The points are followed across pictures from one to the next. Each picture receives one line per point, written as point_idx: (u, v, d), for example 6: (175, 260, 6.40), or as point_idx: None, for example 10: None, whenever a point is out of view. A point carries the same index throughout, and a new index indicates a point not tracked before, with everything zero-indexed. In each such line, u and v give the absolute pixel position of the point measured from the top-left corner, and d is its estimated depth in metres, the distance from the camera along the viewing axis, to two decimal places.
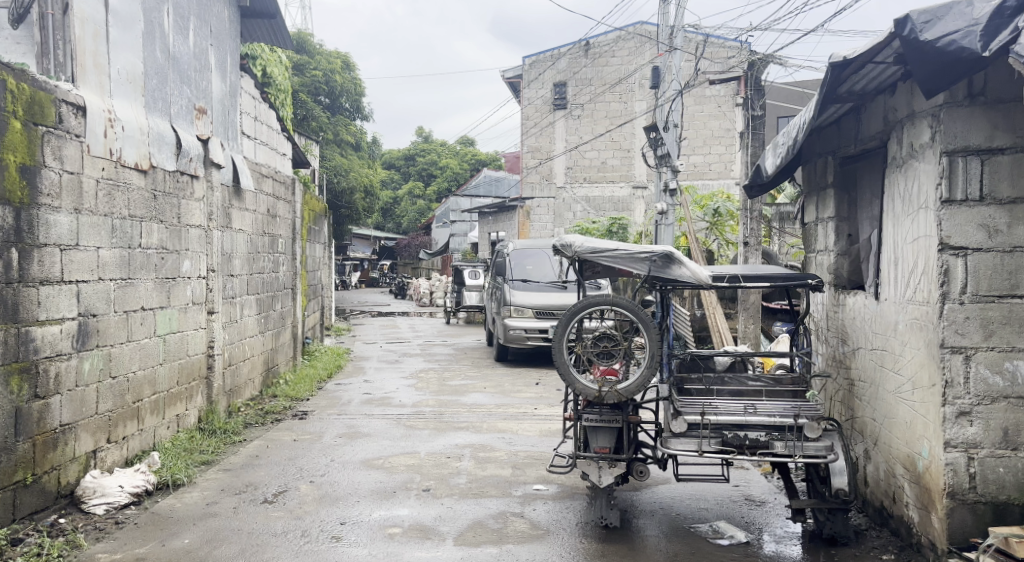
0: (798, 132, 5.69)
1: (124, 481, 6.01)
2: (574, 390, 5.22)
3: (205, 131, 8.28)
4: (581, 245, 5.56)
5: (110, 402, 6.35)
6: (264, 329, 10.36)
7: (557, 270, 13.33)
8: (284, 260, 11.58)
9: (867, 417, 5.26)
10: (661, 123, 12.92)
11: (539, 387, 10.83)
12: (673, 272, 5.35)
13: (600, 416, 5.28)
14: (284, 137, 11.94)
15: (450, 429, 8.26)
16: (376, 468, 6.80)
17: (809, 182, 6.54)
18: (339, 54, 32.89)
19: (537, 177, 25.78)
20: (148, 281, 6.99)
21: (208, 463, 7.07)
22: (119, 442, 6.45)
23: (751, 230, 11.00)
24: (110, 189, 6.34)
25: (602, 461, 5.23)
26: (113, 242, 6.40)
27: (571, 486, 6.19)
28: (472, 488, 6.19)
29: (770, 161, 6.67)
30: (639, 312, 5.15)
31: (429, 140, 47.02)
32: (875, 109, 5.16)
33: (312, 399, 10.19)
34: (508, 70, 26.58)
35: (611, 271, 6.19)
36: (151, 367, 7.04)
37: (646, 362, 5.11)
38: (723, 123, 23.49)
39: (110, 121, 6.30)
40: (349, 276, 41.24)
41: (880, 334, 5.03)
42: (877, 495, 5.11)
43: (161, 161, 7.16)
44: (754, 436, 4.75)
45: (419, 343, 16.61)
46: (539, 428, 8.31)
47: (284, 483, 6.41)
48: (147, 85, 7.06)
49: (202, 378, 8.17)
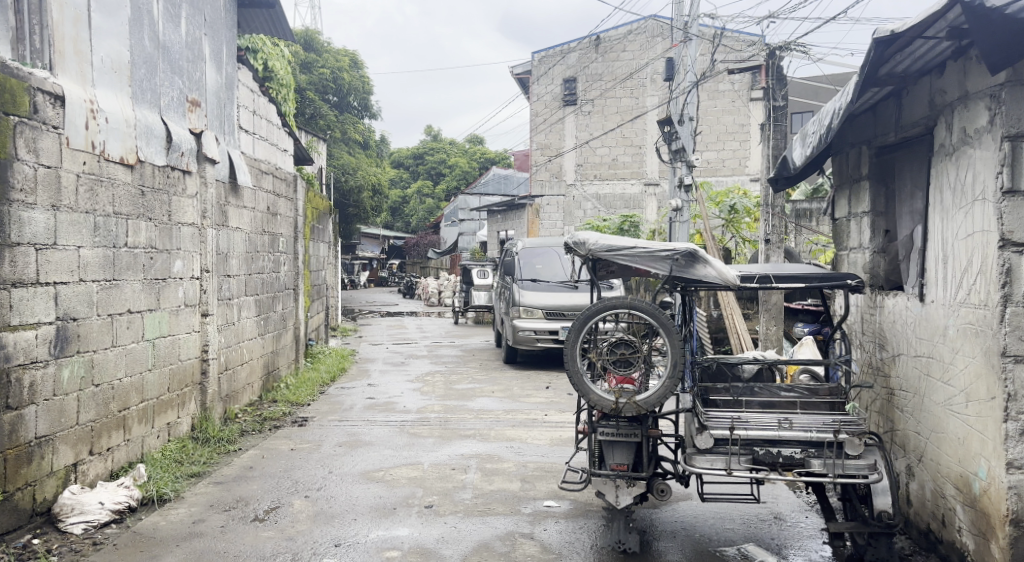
0: (832, 119, 5.27)
1: (106, 497, 5.61)
2: (588, 401, 4.78)
3: (199, 125, 7.85)
4: (595, 243, 5.11)
5: (92, 412, 5.95)
6: (264, 331, 9.98)
7: (567, 269, 12.91)
8: (285, 260, 11.19)
9: (910, 430, 4.83)
10: (675, 116, 12.44)
11: (550, 392, 10.40)
12: (698, 272, 4.92)
13: (617, 429, 4.86)
14: (285, 132, 11.39)
15: (456, 438, 7.84)
16: (376, 481, 6.38)
17: (840, 174, 6.13)
18: (347, 52, 32.54)
19: (546, 174, 25.32)
20: (134, 282, 6.58)
21: (199, 475, 6.68)
22: (103, 454, 6.06)
23: (771, 227, 10.55)
24: (92, 185, 5.93)
25: (619, 479, 4.81)
26: (96, 241, 6.00)
27: (584, 502, 5.77)
28: (478, 504, 5.77)
29: (798, 152, 6.24)
30: (659, 316, 4.70)
31: (438, 138, 46.69)
32: (920, 92, 4.71)
33: (313, 404, 9.79)
34: (517, 65, 26.25)
35: (627, 269, 5.74)
36: (138, 373, 6.64)
37: (668, 371, 4.69)
38: (737, 119, 23.03)
39: (92, 111, 5.88)
40: (357, 275, 40.87)
41: (926, 340, 4.59)
42: (923, 516, 4.67)
43: (149, 155, 6.74)
44: (789, 454, 4.34)
45: (426, 345, 16.18)
46: (549, 436, 7.88)
47: (278, 499, 6.00)
48: (134, 75, 6.60)
49: (195, 384, 7.78)
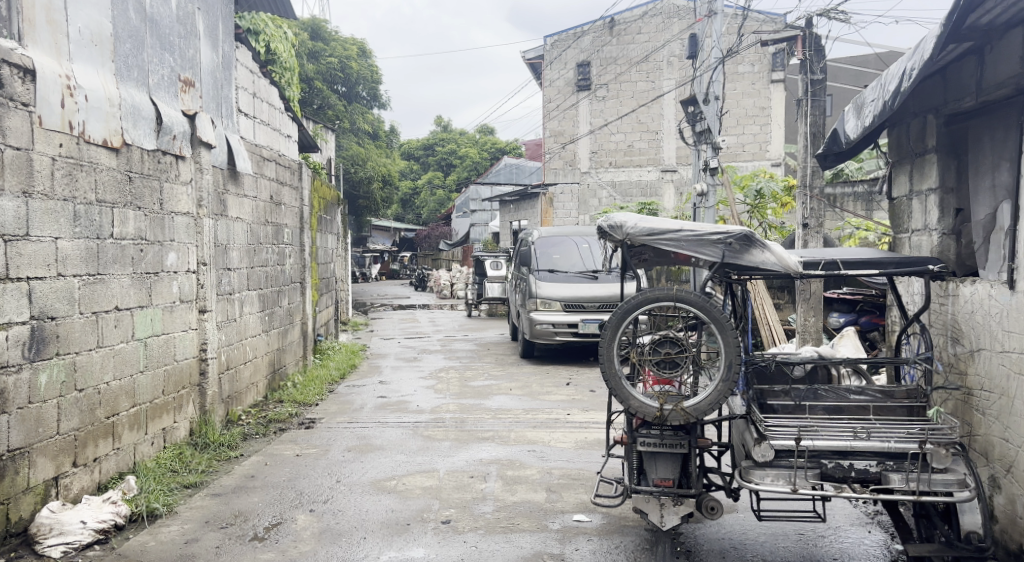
0: (899, 85, 4.83)
1: (88, 515, 5.05)
2: (627, 407, 4.24)
3: (193, 107, 7.27)
4: (634, 226, 4.56)
5: (76, 419, 5.42)
6: (268, 328, 9.44)
7: (586, 260, 12.29)
8: (291, 252, 10.64)
9: (995, 436, 4.26)
10: (701, 95, 11.78)
11: (571, 388, 9.83)
12: (755, 257, 4.41)
13: (661, 439, 4.34)
14: (289, 117, 10.75)
15: (473, 441, 7.28)
16: (387, 492, 5.82)
17: (899, 147, 5.73)
18: (355, 40, 31.88)
19: (560, 162, 24.74)
20: (122, 277, 6.03)
21: (196, 486, 6.14)
22: (89, 465, 5.53)
23: (809, 210, 9.97)
24: (70, 169, 5.39)
25: (664, 497, 4.33)
26: (77, 232, 5.46)
27: (619, 516, 5.18)
28: (501, 519, 5.22)
29: (852, 124, 5.76)
30: (710, 310, 4.16)
31: (449, 129, 46.10)
32: (1010, 45, 4.31)
33: (321, 404, 9.24)
34: (529, 50, 25.64)
35: (663, 256, 5.14)
36: (128, 376, 6.09)
37: (722, 373, 4.15)
38: (758, 101, 22.31)
39: (69, 88, 5.34)
40: (369, 268, 40.46)
41: (1018, 334, 4.03)
42: (1014, 535, 4.09)
43: (137, 138, 6.20)
44: (862, 467, 3.87)
45: (438, 338, 15.67)
46: (573, 438, 7.29)
47: (279, 514, 5.46)
48: (118, 49, 6.03)
49: (193, 385, 7.24)
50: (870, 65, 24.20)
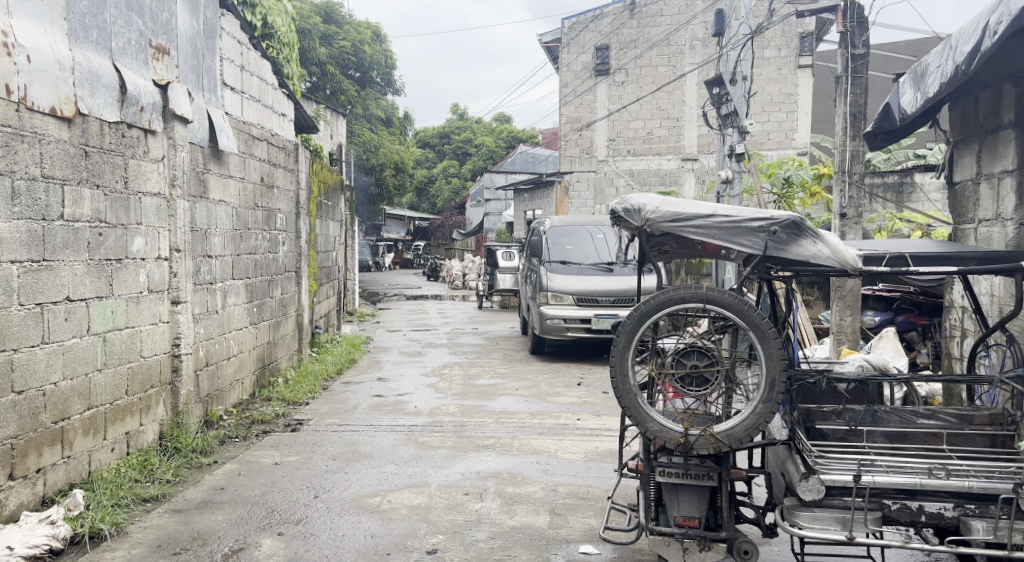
0: (963, 50, 4.30)
1: (16, 540, 4.36)
2: (644, 431, 3.56)
3: (167, 76, 6.56)
4: (655, 210, 3.85)
5: (12, 426, 4.74)
6: (257, 321, 8.76)
7: (601, 251, 11.52)
8: (284, 239, 9.92)
9: None
10: (727, 75, 10.98)
11: (582, 390, 9.09)
12: (804, 249, 3.68)
13: (684, 470, 3.67)
14: (283, 94, 9.94)
15: (472, 449, 6.57)
16: (370, 511, 5.13)
17: (969, 125, 5.47)
18: (370, 24, 31.14)
19: (576, 150, 23.95)
20: (75, 264, 5.35)
21: (157, 499, 5.48)
22: (28, 478, 4.85)
23: (848, 199, 9.14)
24: (8, 139, 4.71)
25: (688, 541, 3.67)
26: (14, 213, 4.78)
27: (632, 549, 4.50)
28: (495, 548, 4.53)
29: (910, 96, 5.07)
30: (747, 313, 3.47)
31: (465, 117, 45.38)
32: None
33: (312, 404, 8.55)
34: (546, 33, 24.77)
35: (688, 248, 4.41)
36: (81, 375, 5.41)
37: (762, 394, 3.46)
38: (784, 87, 21.43)
39: (7, 46, 4.64)
40: (382, 257, 39.73)
41: None
42: None
43: (96, 108, 5.51)
44: (934, 511, 3.18)
45: (445, 332, 14.93)
46: (583, 448, 6.57)
47: (242, 537, 4.77)
48: (72, 6, 5.32)
49: (165, 384, 6.56)
50: (901, 51, 23.24)
